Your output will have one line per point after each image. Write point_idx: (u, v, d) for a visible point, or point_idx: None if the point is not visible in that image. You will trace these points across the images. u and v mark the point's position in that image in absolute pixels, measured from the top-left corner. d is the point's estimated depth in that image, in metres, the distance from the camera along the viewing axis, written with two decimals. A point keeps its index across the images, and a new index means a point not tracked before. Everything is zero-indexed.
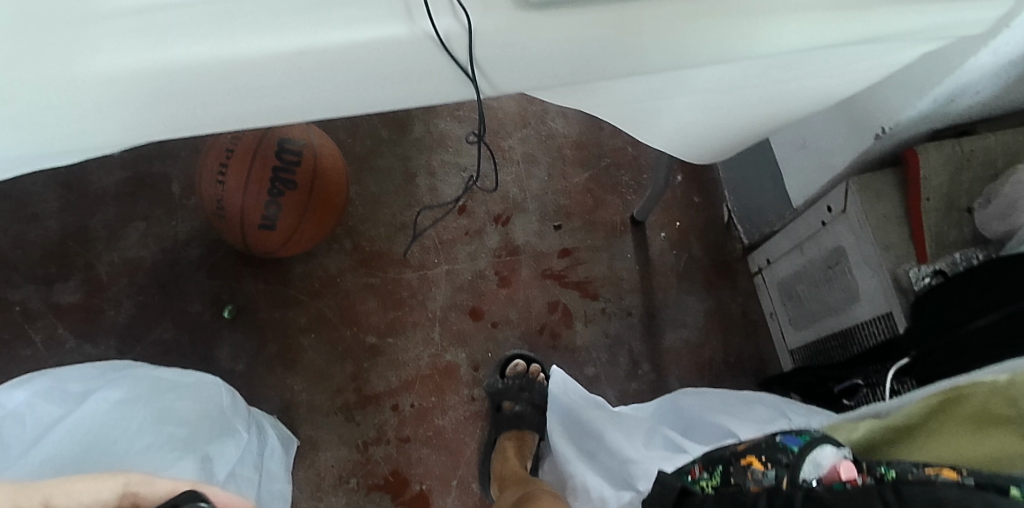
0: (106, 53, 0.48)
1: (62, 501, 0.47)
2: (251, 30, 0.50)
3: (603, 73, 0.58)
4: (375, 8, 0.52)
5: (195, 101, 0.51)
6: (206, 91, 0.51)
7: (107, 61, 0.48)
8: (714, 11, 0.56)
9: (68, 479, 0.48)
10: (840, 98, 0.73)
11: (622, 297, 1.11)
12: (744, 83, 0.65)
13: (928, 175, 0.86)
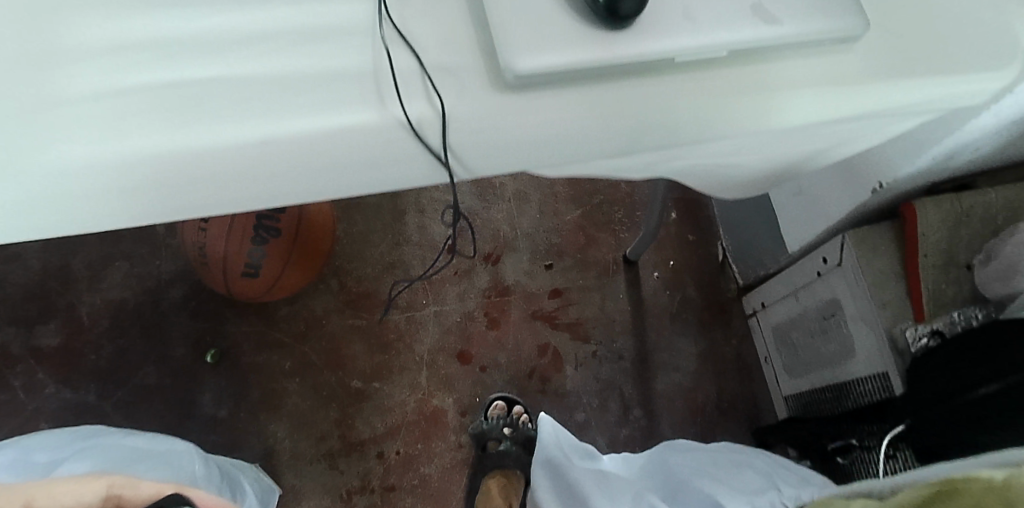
0: (57, 148, 0.46)
1: (43, 502, 0.59)
2: (213, 120, 0.48)
3: (572, 134, 0.52)
4: (345, 94, 0.50)
5: (135, 182, 0.46)
6: (154, 180, 0.47)
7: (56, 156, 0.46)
8: (685, 90, 0.55)
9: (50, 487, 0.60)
10: (846, 152, 0.64)
11: (614, 340, 1.09)
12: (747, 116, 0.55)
13: (926, 232, 0.84)
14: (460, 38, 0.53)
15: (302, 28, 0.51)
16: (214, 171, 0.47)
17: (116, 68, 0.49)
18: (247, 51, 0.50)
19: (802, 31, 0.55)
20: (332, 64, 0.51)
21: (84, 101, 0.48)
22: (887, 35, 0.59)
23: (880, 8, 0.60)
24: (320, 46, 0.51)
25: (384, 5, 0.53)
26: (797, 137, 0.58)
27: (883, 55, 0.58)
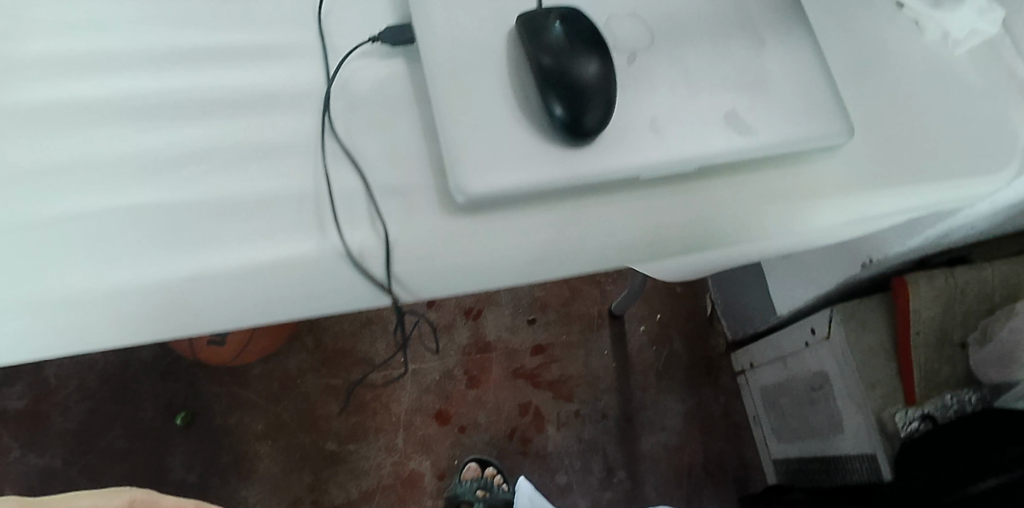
0: None
1: None
2: (139, 254, 0.45)
3: (525, 250, 0.49)
4: (284, 221, 0.47)
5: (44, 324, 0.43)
6: (66, 323, 0.43)
7: None
8: (652, 196, 0.51)
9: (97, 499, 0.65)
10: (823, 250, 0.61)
11: (598, 399, 1.07)
12: (704, 222, 0.51)
13: (919, 307, 0.80)
14: (410, 153, 0.49)
15: (240, 145, 0.48)
16: (134, 313, 0.44)
17: (32, 200, 0.46)
18: (178, 171, 0.47)
19: (778, 140, 0.52)
20: (271, 187, 0.47)
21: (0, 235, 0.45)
22: (875, 138, 0.55)
23: (866, 106, 0.56)
24: (258, 166, 0.48)
25: (329, 116, 0.49)
26: (775, 245, 0.55)
27: (870, 160, 0.54)
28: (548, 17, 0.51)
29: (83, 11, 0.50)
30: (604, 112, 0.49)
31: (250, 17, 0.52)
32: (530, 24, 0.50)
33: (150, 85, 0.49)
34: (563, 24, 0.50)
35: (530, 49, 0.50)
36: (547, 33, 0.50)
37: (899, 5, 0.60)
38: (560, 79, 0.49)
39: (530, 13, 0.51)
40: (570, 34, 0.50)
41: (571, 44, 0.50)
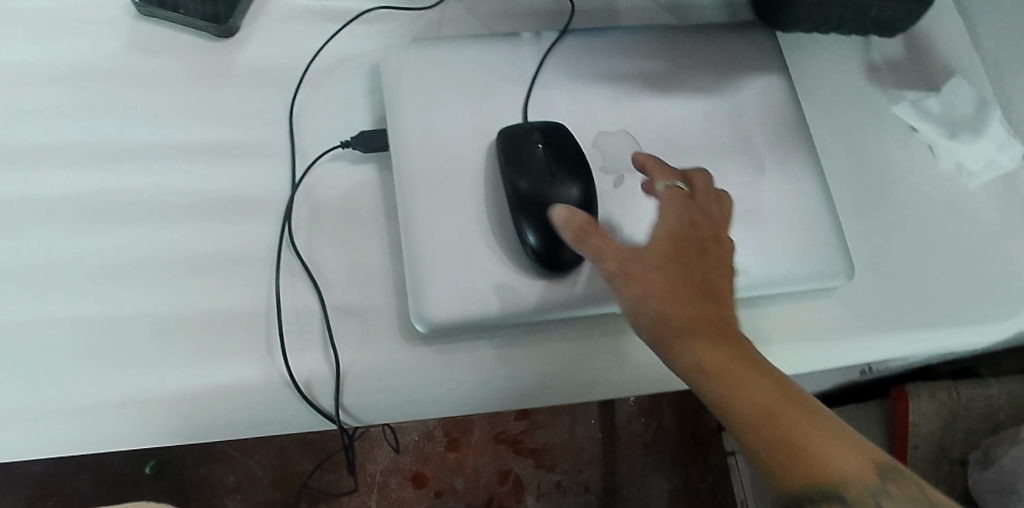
0: None
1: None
2: (74, 373, 0.43)
3: (493, 375, 0.46)
4: (229, 343, 0.44)
5: None
6: None
7: None
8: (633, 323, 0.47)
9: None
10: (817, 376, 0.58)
11: (581, 471, 1.02)
12: None
13: (918, 423, 0.76)
14: (371, 272, 0.47)
15: (193, 257, 0.46)
16: (61, 438, 0.42)
17: None
18: (126, 282, 0.45)
19: (768, 280, 0.48)
20: (218, 305, 0.45)
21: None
22: (874, 276, 0.52)
23: (866, 241, 0.53)
24: (211, 279, 0.46)
25: (289, 226, 0.47)
26: None
27: (866, 302, 0.51)
28: (529, 133, 0.48)
29: (51, 101, 0.49)
30: (583, 206, 0.46)
31: (219, 113, 0.50)
32: (507, 141, 0.47)
33: (107, 188, 0.47)
34: (544, 141, 0.47)
35: (507, 169, 0.47)
36: (525, 151, 0.47)
37: (911, 127, 0.56)
38: (537, 202, 0.45)
39: (509, 129, 0.48)
40: (550, 153, 0.47)
41: (551, 164, 0.47)
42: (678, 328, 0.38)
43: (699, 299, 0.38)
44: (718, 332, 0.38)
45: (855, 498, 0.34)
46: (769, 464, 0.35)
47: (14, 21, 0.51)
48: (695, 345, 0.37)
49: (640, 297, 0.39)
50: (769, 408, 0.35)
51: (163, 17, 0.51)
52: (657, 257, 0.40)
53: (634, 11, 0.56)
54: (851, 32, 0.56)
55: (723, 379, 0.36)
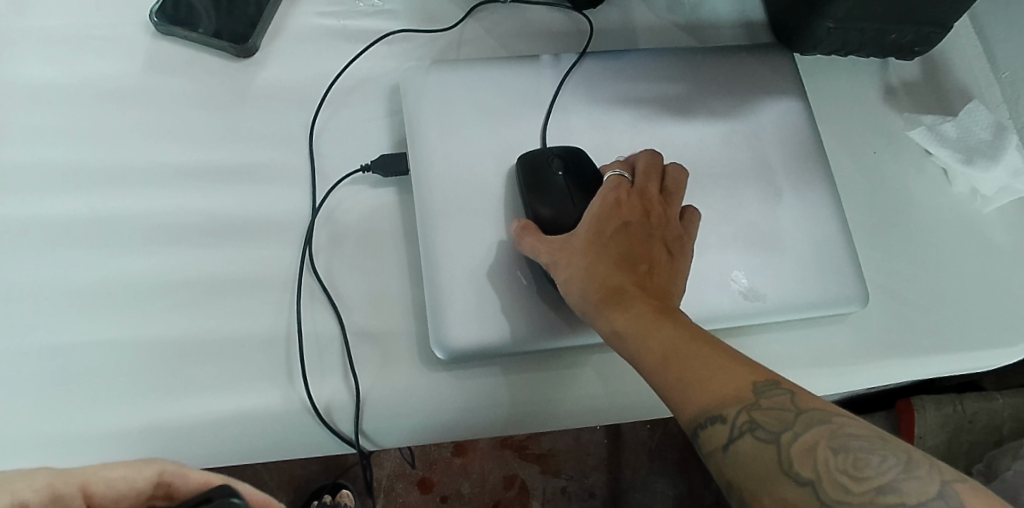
0: None
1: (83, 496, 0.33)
2: (98, 398, 0.43)
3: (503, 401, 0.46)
4: (251, 368, 0.45)
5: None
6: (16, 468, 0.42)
7: None
8: None
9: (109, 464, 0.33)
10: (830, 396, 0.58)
11: (586, 477, 1.02)
12: None
13: (924, 434, 0.77)
14: (389, 297, 0.47)
15: (215, 280, 0.46)
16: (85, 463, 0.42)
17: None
18: (148, 306, 0.45)
19: (785, 306, 0.48)
20: (240, 330, 0.45)
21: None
22: (889, 301, 0.52)
23: (882, 266, 0.53)
24: (232, 303, 0.46)
25: (310, 250, 0.47)
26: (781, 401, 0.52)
27: (879, 326, 0.51)
28: (550, 159, 0.46)
29: (72, 121, 0.49)
30: None
31: (239, 135, 0.50)
32: (527, 171, 0.46)
33: (128, 209, 0.47)
34: (566, 170, 0.46)
35: (529, 202, 0.45)
36: (546, 181, 0.46)
37: (926, 151, 0.57)
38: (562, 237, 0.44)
39: (527, 157, 0.47)
40: (573, 182, 0.46)
41: (574, 194, 0.45)
42: (588, 295, 0.40)
43: (611, 265, 0.41)
44: (621, 285, 0.40)
45: (736, 413, 0.35)
46: (669, 400, 0.37)
47: (33, 40, 0.51)
48: (602, 308, 0.40)
49: (561, 275, 0.42)
50: (665, 349, 0.37)
51: (181, 36, 0.51)
52: (577, 240, 0.42)
53: (652, 32, 0.56)
54: (870, 55, 0.56)
55: (625, 332, 0.39)
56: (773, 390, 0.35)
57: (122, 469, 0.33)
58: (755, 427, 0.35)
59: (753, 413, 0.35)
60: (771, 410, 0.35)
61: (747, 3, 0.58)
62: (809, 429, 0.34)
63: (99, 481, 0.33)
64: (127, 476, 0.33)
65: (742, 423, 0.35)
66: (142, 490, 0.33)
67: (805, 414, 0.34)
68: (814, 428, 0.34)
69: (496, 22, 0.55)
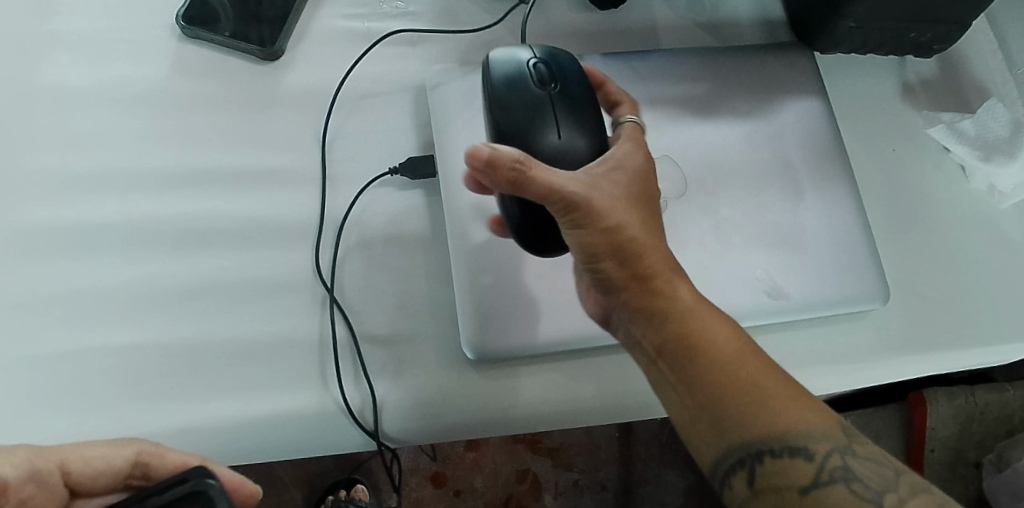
0: None
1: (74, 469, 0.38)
2: (134, 401, 0.44)
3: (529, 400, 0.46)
4: (285, 370, 0.45)
5: None
6: None
7: None
8: None
9: (85, 443, 0.39)
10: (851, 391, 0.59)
11: (598, 470, 1.01)
12: None
13: (935, 426, 0.79)
14: (419, 297, 0.47)
15: (247, 282, 0.47)
16: None
17: (29, 334, 0.45)
18: (181, 309, 0.46)
19: (808, 304, 0.49)
20: (274, 332, 0.46)
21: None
22: (909, 297, 0.53)
23: (903, 262, 0.54)
24: (264, 305, 0.46)
25: (341, 252, 0.48)
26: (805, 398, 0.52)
27: (901, 323, 0.52)
28: (534, 68, 0.43)
29: (103, 125, 0.50)
30: (576, 134, 0.41)
31: (267, 138, 0.50)
32: (513, 65, 0.43)
33: (158, 212, 0.48)
34: (553, 80, 0.43)
35: (500, 94, 0.42)
36: (527, 83, 0.43)
37: (945, 148, 0.57)
38: (523, 141, 0.41)
39: (517, 52, 0.45)
40: (557, 93, 0.43)
41: (554, 102, 0.42)
42: (634, 267, 0.38)
43: (657, 241, 0.39)
44: (676, 271, 0.39)
45: (827, 454, 0.36)
46: (733, 409, 0.37)
47: (62, 46, 0.51)
48: (658, 288, 0.39)
49: (602, 226, 0.37)
50: (741, 353, 0.37)
51: (207, 39, 0.51)
52: (617, 190, 0.38)
53: (673, 32, 0.57)
54: (889, 54, 0.56)
55: (696, 322, 0.38)
56: (859, 441, 0.37)
57: (100, 448, 0.39)
58: (848, 477, 0.36)
59: (847, 458, 0.36)
60: (862, 461, 0.37)
61: (767, 2, 0.58)
62: (911, 496, 0.35)
63: (81, 459, 0.38)
64: (104, 454, 0.39)
65: (832, 466, 0.36)
66: (119, 467, 0.39)
67: (903, 479, 0.36)
68: (919, 496, 0.35)
69: (521, 22, 0.55)
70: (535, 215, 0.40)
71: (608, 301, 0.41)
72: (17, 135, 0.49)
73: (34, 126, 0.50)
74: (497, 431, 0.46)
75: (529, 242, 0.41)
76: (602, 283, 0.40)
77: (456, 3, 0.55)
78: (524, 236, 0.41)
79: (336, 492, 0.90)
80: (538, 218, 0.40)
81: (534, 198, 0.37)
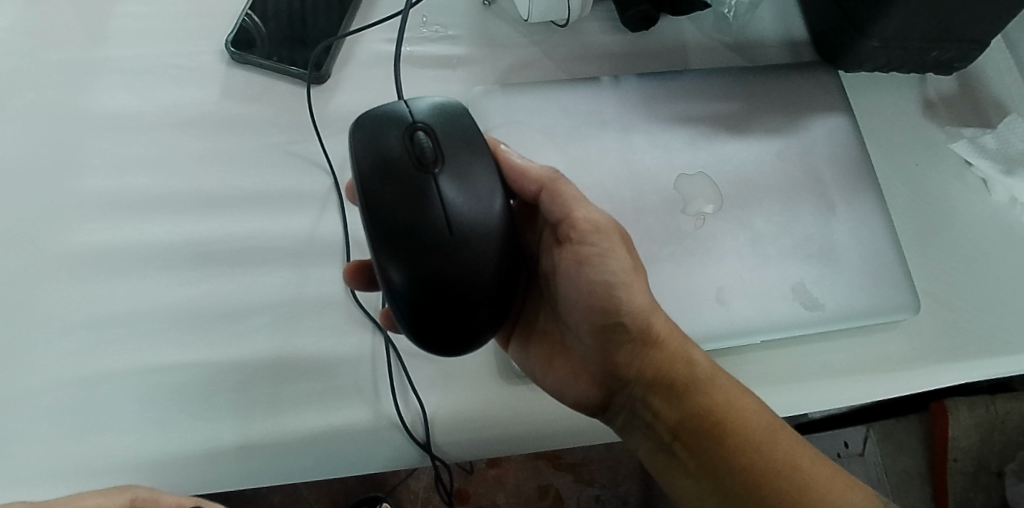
0: (27, 449, 0.44)
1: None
2: (191, 417, 0.45)
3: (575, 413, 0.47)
4: (340, 385, 0.46)
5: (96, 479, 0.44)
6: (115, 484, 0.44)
7: (18, 461, 0.44)
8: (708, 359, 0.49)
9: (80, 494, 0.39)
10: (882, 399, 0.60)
11: (619, 484, 0.93)
12: (761, 385, 0.50)
13: (956, 435, 0.79)
14: None
15: (299, 297, 0.48)
16: (187, 480, 0.44)
17: (88, 350, 0.46)
18: (236, 325, 0.47)
19: (844, 314, 0.50)
20: (327, 348, 0.47)
21: (58, 389, 0.45)
22: (939, 307, 0.54)
23: (931, 273, 0.55)
24: (317, 320, 0.47)
25: None
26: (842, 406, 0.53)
27: (932, 331, 0.53)
28: (405, 142, 0.40)
29: (156, 147, 0.51)
30: (466, 204, 0.39)
31: (315, 157, 0.51)
32: (388, 143, 0.40)
33: (212, 231, 0.49)
34: (434, 152, 0.40)
35: (373, 182, 0.39)
36: (402, 162, 0.39)
37: (967, 162, 0.59)
38: (408, 235, 0.38)
39: (391, 121, 0.41)
40: (440, 167, 0.39)
41: (433, 176, 0.39)
42: (645, 335, 0.42)
43: (660, 308, 0.43)
44: (683, 337, 0.43)
45: None
46: (769, 496, 0.40)
47: (116, 71, 0.53)
48: (669, 355, 0.42)
49: (613, 285, 0.42)
50: (763, 426, 0.41)
51: (255, 63, 0.53)
52: (622, 245, 0.42)
53: (702, 52, 0.58)
54: (911, 71, 0.58)
55: (718, 392, 0.42)
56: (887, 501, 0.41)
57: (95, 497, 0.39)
58: None
59: None
60: None
61: (791, 22, 0.60)
62: None
63: None
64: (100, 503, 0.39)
65: None
66: None
67: None
68: None
69: (556, 45, 0.57)
70: (426, 314, 0.38)
71: (617, 375, 0.44)
72: (74, 158, 0.51)
73: (90, 149, 0.51)
74: (542, 445, 0.48)
75: (422, 340, 0.39)
76: (611, 349, 0.43)
77: (492, 27, 0.57)
78: (416, 334, 0.39)
79: None
80: (429, 317, 0.38)
81: (564, 208, 0.42)
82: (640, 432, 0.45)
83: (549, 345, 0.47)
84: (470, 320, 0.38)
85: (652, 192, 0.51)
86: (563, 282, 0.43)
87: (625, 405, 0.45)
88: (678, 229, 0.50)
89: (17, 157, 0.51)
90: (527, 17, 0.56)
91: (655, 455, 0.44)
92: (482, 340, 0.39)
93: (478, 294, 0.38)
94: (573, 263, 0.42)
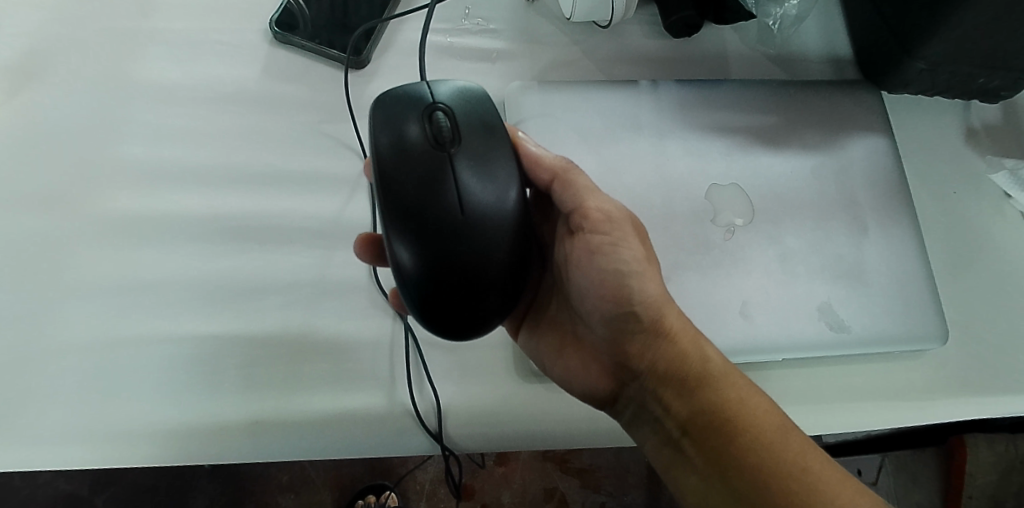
0: (45, 407, 0.45)
1: None
2: (207, 389, 0.45)
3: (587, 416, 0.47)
4: (357, 369, 0.46)
5: (110, 442, 0.44)
6: (127, 448, 0.44)
7: (37, 418, 0.45)
8: None
9: None
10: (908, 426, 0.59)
11: (624, 493, 0.92)
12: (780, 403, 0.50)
13: (974, 472, 0.77)
14: None
15: (322, 279, 0.48)
16: (198, 451, 0.44)
17: (112, 316, 0.47)
18: (258, 302, 0.47)
19: (869, 338, 0.49)
20: (346, 333, 0.47)
21: (82, 351, 0.46)
22: (967, 339, 0.53)
23: (961, 304, 0.54)
24: (338, 303, 0.48)
25: None
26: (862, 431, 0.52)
27: (958, 362, 0.52)
28: (424, 123, 0.40)
29: (193, 121, 0.52)
30: (480, 190, 0.39)
31: (348, 141, 0.52)
32: (406, 122, 0.40)
33: (241, 207, 0.50)
34: (452, 134, 0.40)
35: (389, 160, 0.39)
36: (419, 143, 0.39)
37: (1006, 194, 0.58)
38: (420, 214, 0.38)
39: (411, 101, 0.41)
40: (457, 150, 0.39)
41: (449, 159, 0.39)
42: (654, 328, 0.42)
43: (672, 300, 0.43)
44: (694, 331, 0.42)
45: None
46: (776, 496, 0.39)
47: (160, 43, 0.54)
48: (679, 348, 0.42)
49: (623, 274, 0.42)
50: (773, 427, 0.40)
51: (297, 45, 0.54)
52: (633, 235, 0.43)
53: (744, 64, 0.58)
54: (955, 97, 0.57)
55: (730, 389, 0.41)
56: None
57: None
58: None
59: None
60: None
61: (836, 39, 0.60)
62: None
63: None
64: None
65: None
66: None
67: None
68: None
69: (597, 46, 0.57)
70: (433, 295, 0.38)
71: (628, 366, 0.44)
72: (115, 126, 0.52)
73: (130, 118, 0.52)
74: (553, 445, 0.48)
75: (427, 321, 0.38)
76: (621, 340, 0.43)
77: (533, 24, 0.57)
78: (423, 315, 0.38)
79: (364, 497, 0.87)
80: (437, 299, 0.38)
81: (578, 197, 0.43)
82: (647, 426, 0.44)
83: (560, 337, 0.47)
84: (477, 303, 0.38)
85: (682, 200, 0.51)
86: (574, 271, 0.43)
87: (634, 399, 0.44)
88: (705, 239, 0.50)
89: (59, 121, 0.52)
90: (568, 16, 0.56)
91: (659, 451, 0.43)
92: (489, 326, 0.39)
93: (486, 279, 0.38)
94: (585, 250, 0.43)
